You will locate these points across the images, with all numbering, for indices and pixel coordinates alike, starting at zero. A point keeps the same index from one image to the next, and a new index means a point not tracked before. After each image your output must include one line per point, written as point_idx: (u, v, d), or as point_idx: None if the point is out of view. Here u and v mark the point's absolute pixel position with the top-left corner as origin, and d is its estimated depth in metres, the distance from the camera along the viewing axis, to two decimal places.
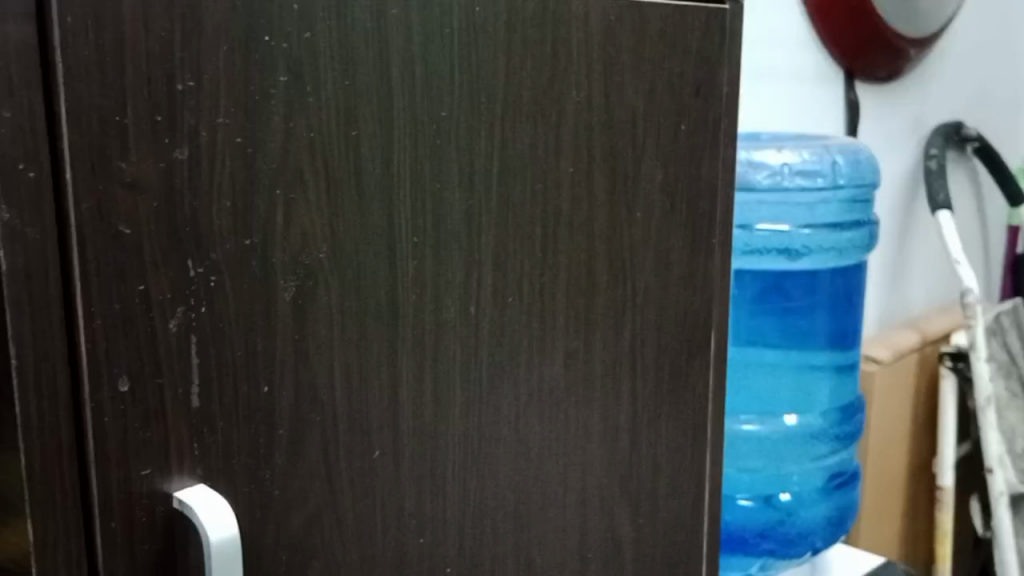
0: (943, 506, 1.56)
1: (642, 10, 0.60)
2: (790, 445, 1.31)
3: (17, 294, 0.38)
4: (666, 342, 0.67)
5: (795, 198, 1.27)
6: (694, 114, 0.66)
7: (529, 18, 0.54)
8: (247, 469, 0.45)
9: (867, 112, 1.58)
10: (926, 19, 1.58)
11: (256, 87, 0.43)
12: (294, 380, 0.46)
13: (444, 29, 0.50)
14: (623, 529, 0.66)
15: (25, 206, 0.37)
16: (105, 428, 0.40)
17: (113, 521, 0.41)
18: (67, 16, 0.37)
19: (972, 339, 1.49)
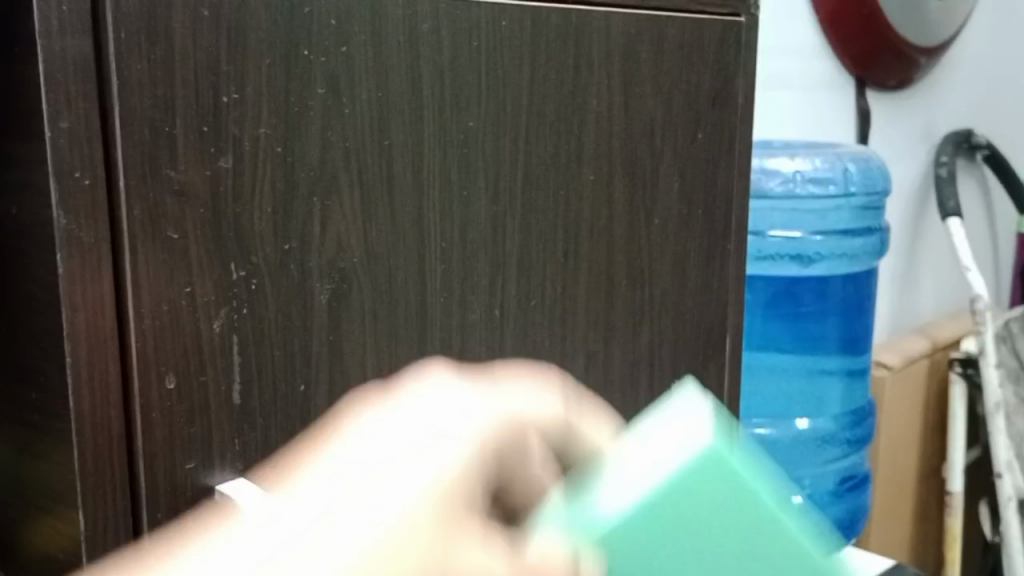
0: (950, 511, 1.56)
1: (661, 23, 0.62)
2: (801, 448, 1.34)
3: (73, 295, 0.40)
4: (683, 346, 0.69)
5: (807, 205, 1.30)
6: (711, 124, 0.67)
7: (553, 31, 0.56)
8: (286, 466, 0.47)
9: (878, 120, 1.60)
10: (937, 28, 1.60)
11: (296, 99, 0.45)
12: (329, 379, 0.48)
13: (472, 42, 0.52)
14: None
15: (81, 212, 0.39)
16: (153, 422, 0.42)
17: (159, 512, 0.43)
18: (121, 31, 0.39)
19: (982, 346, 1.50)
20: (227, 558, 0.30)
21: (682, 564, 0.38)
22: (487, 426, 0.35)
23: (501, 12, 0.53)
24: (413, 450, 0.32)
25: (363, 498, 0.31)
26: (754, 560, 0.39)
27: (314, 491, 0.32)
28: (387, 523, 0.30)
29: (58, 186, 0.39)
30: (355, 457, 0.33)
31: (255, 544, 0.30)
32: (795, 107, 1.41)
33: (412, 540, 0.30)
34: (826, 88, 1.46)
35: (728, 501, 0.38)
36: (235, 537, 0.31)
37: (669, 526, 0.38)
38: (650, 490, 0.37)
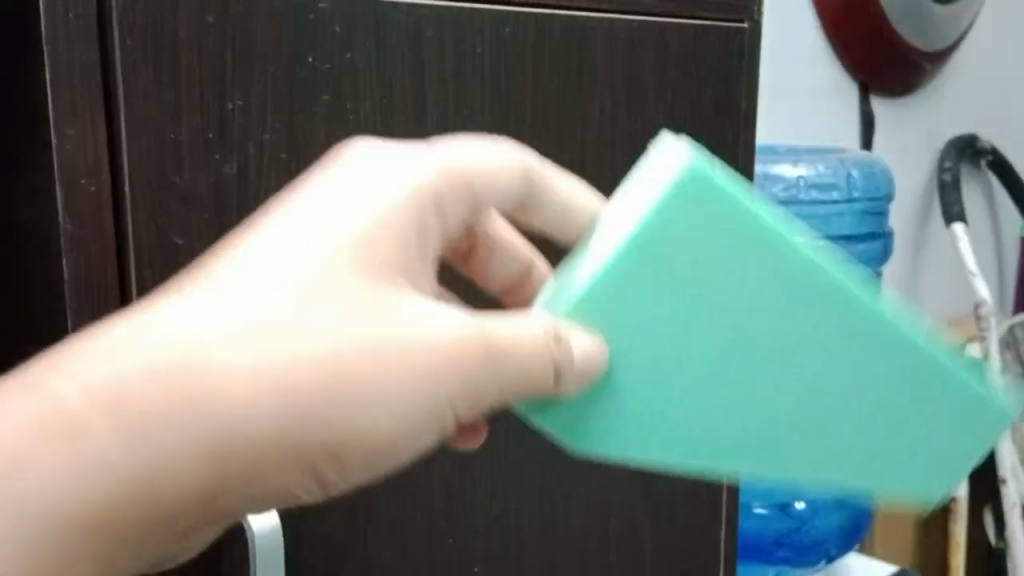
0: (955, 518, 1.55)
1: (663, 30, 0.62)
2: None
3: (78, 300, 0.40)
4: None
5: (810, 210, 1.29)
6: (714, 130, 0.67)
7: (556, 38, 0.56)
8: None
9: (882, 125, 1.60)
10: (942, 33, 1.60)
11: (301, 105, 0.46)
12: None
13: (476, 48, 0.53)
14: (645, 534, 0.67)
15: (87, 218, 0.40)
16: None
17: None
18: (127, 39, 0.40)
19: (986, 351, 1.50)
20: (230, 298, 0.36)
21: (693, 366, 0.41)
22: (446, 184, 0.44)
23: (505, 18, 0.53)
24: (385, 225, 0.41)
25: (342, 260, 0.39)
26: (767, 296, 0.41)
27: (295, 236, 0.39)
28: (368, 290, 0.39)
29: (65, 192, 0.39)
30: (367, 207, 0.41)
31: (251, 294, 0.36)
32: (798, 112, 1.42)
33: (390, 311, 0.38)
34: (830, 93, 1.47)
35: (723, 219, 0.40)
36: (231, 268, 0.37)
37: (675, 283, 0.41)
38: (648, 270, 0.40)
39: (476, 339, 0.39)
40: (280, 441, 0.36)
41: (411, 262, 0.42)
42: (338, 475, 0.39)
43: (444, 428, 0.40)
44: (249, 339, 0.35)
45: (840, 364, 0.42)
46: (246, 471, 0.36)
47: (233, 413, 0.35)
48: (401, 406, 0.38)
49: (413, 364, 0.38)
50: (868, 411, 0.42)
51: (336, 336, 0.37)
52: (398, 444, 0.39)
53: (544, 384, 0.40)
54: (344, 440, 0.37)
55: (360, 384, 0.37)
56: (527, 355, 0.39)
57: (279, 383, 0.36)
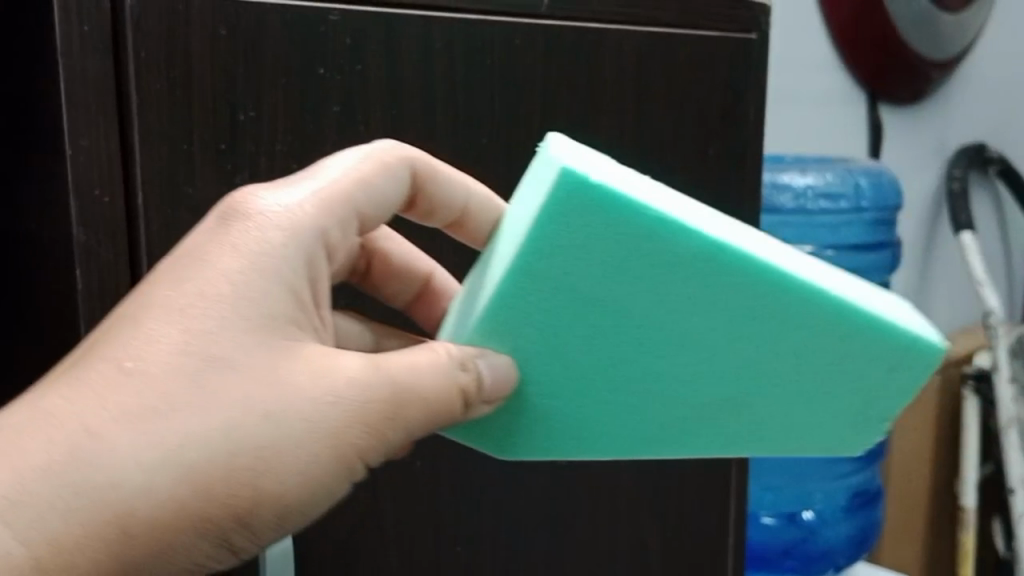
0: (964, 527, 1.55)
1: (672, 41, 0.63)
2: (816, 464, 1.32)
3: (91, 309, 0.41)
4: None
5: (818, 219, 1.29)
6: (722, 140, 0.68)
7: (565, 49, 0.57)
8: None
9: (890, 133, 1.60)
10: (949, 42, 1.60)
11: (312, 116, 0.46)
12: None
13: (485, 60, 0.53)
14: (652, 542, 0.68)
15: (101, 229, 0.40)
16: None
17: None
18: (142, 52, 0.40)
19: (996, 361, 1.49)
20: (128, 386, 0.35)
21: (610, 359, 0.43)
22: (337, 211, 0.43)
23: (514, 30, 0.54)
24: (277, 260, 0.39)
25: (239, 316, 0.38)
26: (670, 296, 0.41)
27: (187, 304, 0.37)
28: (264, 345, 0.38)
29: (78, 204, 0.39)
30: (268, 220, 0.40)
31: (146, 381, 0.35)
32: (806, 120, 1.42)
33: (289, 367, 0.38)
34: (838, 101, 1.47)
35: (608, 230, 0.40)
36: (126, 348, 0.36)
37: (578, 291, 0.41)
38: (545, 283, 0.41)
39: (383, 386, 0.39)
40: (189, 518, 0.36)
41: (309, 305, 0.41)
42: (251, 538, 0.39)
43: (357, 476, 0.40)
44: (150, 427, 0.35)
45: (765, 344, 0.42)
46: (157, 550, 0.36)
47: (133, 505, 0.34)
48: (310, 462, 0.38)
49: (314, 418, 0.38)
50: (790, 385, 0.44)
51: (243, 406, 0.36)
52: (310, 505, 0.39)
53: (452, 408, 0.41)
54: (252, 509, 0.37)
55: (260, 449, 0.36)
56: (431, 391, 0.40)
57: (184, 471, 0.35)
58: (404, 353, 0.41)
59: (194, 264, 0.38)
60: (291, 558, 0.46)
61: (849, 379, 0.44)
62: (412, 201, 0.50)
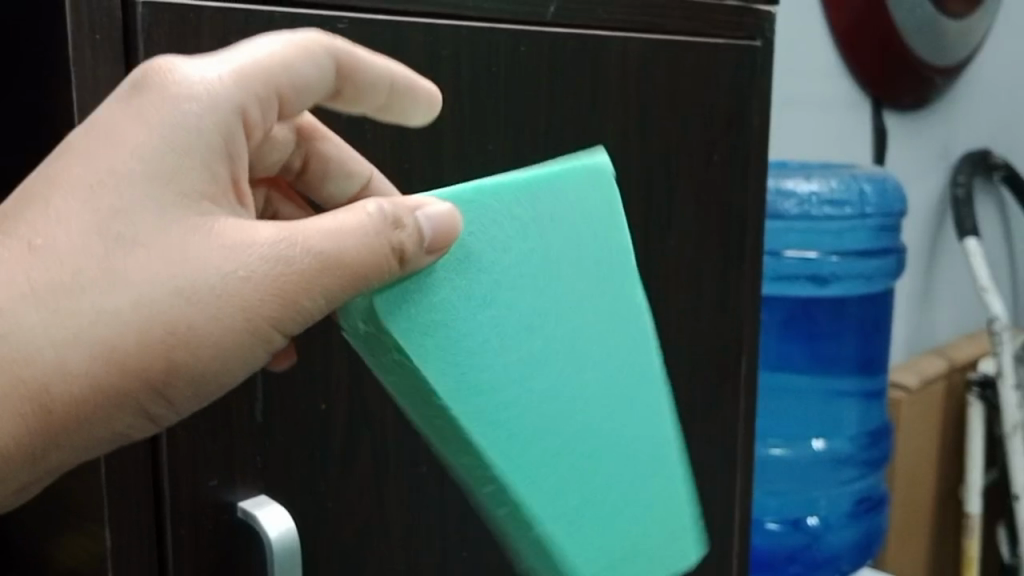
0: (969, 534, 1.54)
1: (676, 49, 0.63)
2: (820, 469, 1.33)
3: None
4: (697, 366, 0.70)
5: (823, 226, 1.29)
6: (726, 146, 0.68)
7: (570, 57, 0.57)
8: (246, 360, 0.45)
9: (895, 140, 1.60)
10: (953, 48, 1.60)
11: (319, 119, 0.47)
12: (347, 398, 0.49)
13: (491, 67, 0.53)
14: None
15: None
16: (178, 439, 0.43)
17: (181, 528, 0.44)
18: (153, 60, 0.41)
19: (1000, 366, 1.49)
20: (37, 262, 0.35)
21: (506, 331, 0.42)
22: (258, 87, 0.39)
23: (520, 38, 0.54)
24: (181, 133, 0.37)
25: (144, 189, 0.37)
26: (592, 313, 0.45)
27: (90, 177, 0.36)
28: (171, 218, 0.37)
29: None
30: (178, 99, 0.37)
31: (55, 258, 0.35)
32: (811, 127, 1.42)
33: (198, 242, 0.37)
34: (842, 108, 1.47)
35: (592, 230, 0.45)
36: (33, 220, 0.36)
37: (532, 243, 0.43)
38: (523, 211, 0.43)
39: (299, 257, 0.38)
40: (108, 389, 0.37)
41: (225, 178, 0.39)
42: (171, 409, 0.39)
43: (276, 342, 0.40)
44: (58, 304, 0.35)
45: (618, 387, 0.46)
46: (74, 418, 0.37)
47: (49, 380, 0.36)
48: (221, 334, 0.38)
49: (222, 290, 0.37)
50: (608, 445, 0.46)
51: (152, 282, 0.36)
52: (223, 374, 0.39)
53: (379, 276, 0.39)
54: (167, 380, 0.38)
55: (171, 323, 0.37)
56: (352, 259, 0.38)
57: (101, 349, 0.36)
58: (325, 220, 0.39)
59: (100, 138, 0.36)
60: (299, 562, 0.45)
61: (618, 504, 0.46)
62: (338, 90, 0.43)
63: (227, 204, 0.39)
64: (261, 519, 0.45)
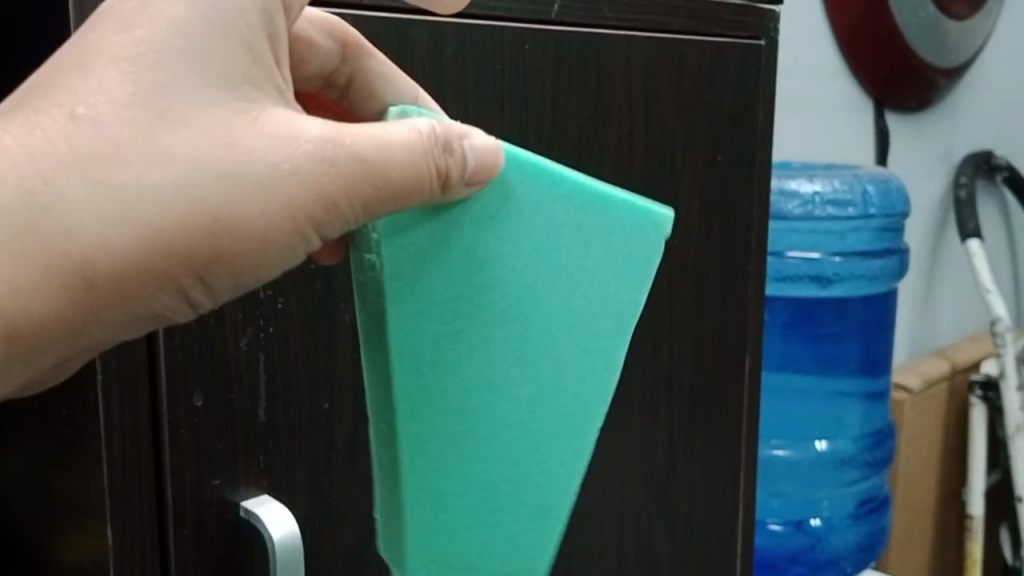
0: (971, 536, 1.54)
1: (680, 46, 0.63)
2: (823, 471, 1.32)
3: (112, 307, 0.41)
4: (701, 366, 0.69)
5: (827, 226, 1.29)
6: (731, 145, 0.68)
7: (575, 54, 0.57)
8: (244, 329, 0.45)
9: (898, 141, 1.60)
10: (956, 49, 1.60)
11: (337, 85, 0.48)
12: (351, 397, 0.49)
13: (496, 65, 0.53)
14: (659, 545, 0.68)
15: None
16: (181, 439, 0.43)
17: (185, 528, 0.44)
18: None
19: (1003, 368, 1.48)
20: (79, 131, 0.33)
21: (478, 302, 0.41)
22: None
23: (524, 36, 0.54)
24: (218, 3, 0.36)
25: (183, 61, 0.35)
26: (579, 326, 0.44)
27: (129, 45, 0.34)
28: (211, 95, 0.35)
29: None
30: None
31: (96, 127, 0.34)
32: (813, 127, 1.42)
33: (242, 128, 0.35)
34: (846, 108, 1.47)
35: (615, 267, 0.44)
36: (72, 92, 0.34)
37: (558, 238, 0.42)
38: (562, 210, 0.42)
39: (344, 159, 0.36)
40: (146, 267, 0.35)
41: (268, 64, 0.37)
42: (209, 296, 0.37)
43: (310, 246, 0.38)
44: (100, 175, 0.33)
45: (574, 397, 0.44)
46: (114, 294, 0.35)
47: (91, 256, 0.34)
48: (264, 228, 0.36)
49: (267, 183, 0.35)
50: (522, 452, 0.43)
51: (198, 164, 0.34)
52: (265, 264, 0.37)
53: (424, 191, 0.38)
54: (210, 266, 0.36)
55: (217, 211, 0.35)
56: (396, 167, 0.37)
57: (148, 228, 0.34)
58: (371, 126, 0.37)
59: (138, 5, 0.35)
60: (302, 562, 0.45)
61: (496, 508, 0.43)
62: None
63: (270, 88, 0.37)
64: (263, 519, 0.45)
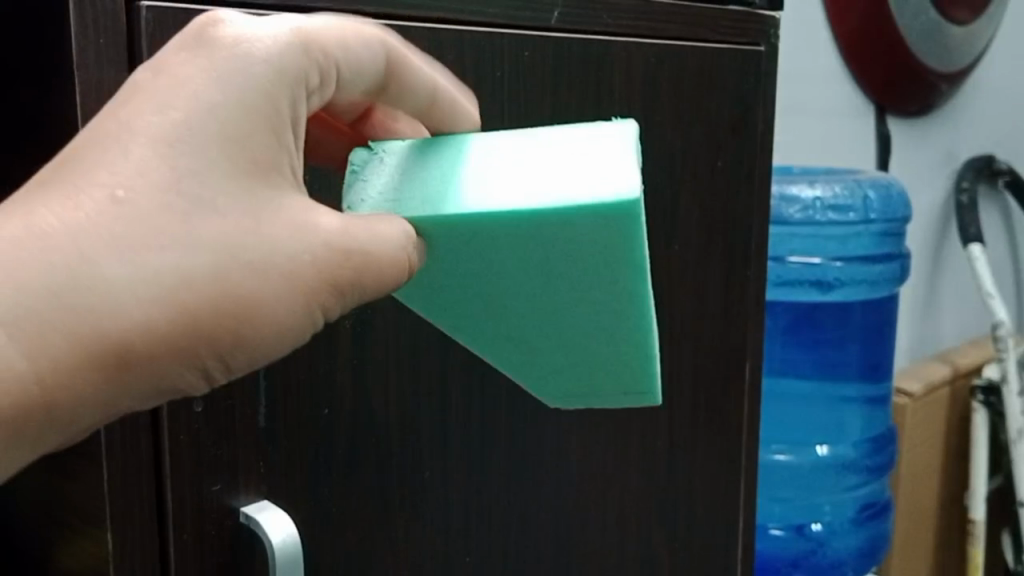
0: (973, 540, 1.54)
1: (680, 53, 0.63)
2: (823, 476, 1.32)
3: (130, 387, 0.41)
4: (701, 371, 0.69)
5: (828, 231, 1.29)
6: (731, 151, 0.68)
7: (573, 62, 0.57)
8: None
9: (899, 145, 1.60)
10: (957, 52, 1.60)
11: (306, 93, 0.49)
12: (350, 404, 0.49)
13: (497, 71, 0.53)
14: (659, 550, 0.68)
15: None
16: (181, 445, 0.43)
17: (185, 534, 0.44)
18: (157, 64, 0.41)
19: (1005, 372, 1.48)
20: (105, 185, 0.34)
21: (484, 284, 0.40)
22: (321, 53, 0.38)
23: (525, 42, 0.54)
24: (252, 92, 0.36)
25: (217, 150, 0.35)
26: (585, 295, 0.39)
27: (158, 127, 0.35)
28: (238, 177, 0.36)
29: None
30: (245, 50, 0.36)
31: (118, 156, 0.34)
32: (813, 134, 1.42)
33: (270, 217, 0.36)
34: (847, 113, 1.47)
35: (606, 246, 0.36)
36: (110, 169, 0.34)
37: (523, 241, 0.37)
38: (518, 233, 0.36)
39: (353, 252, 0.37)
40: (176, 347, 0.35)
41: (288, 147, 0.38)
42: (227, 371, 0.37)
43: (317, 325, 0.38)
44: (136, 257, 0.33)
45: (618, 343, 0.41)
46: (141, 374, 0.35)
47: (130, 335, 0.34)
48: (285, 314, 0.37)
49: (289, 271, 0.36)
50: (580, 357, 0.43)
51: (227, 251, 0.35)
52: (279, 344, 0.38)
53: (400, 280, 0.38)
54: (235, 348, 0.36)
55: (248, 298, 0.35)
56: (386, 262, 0.37)
57: (184, 312, 0.34)
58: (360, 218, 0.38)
59: (173, 84, 0.35)
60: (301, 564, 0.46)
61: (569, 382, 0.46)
62: (381, 87, 0.43)
63: (289, 172, 0.38)
64: (263, 526, 0.45)
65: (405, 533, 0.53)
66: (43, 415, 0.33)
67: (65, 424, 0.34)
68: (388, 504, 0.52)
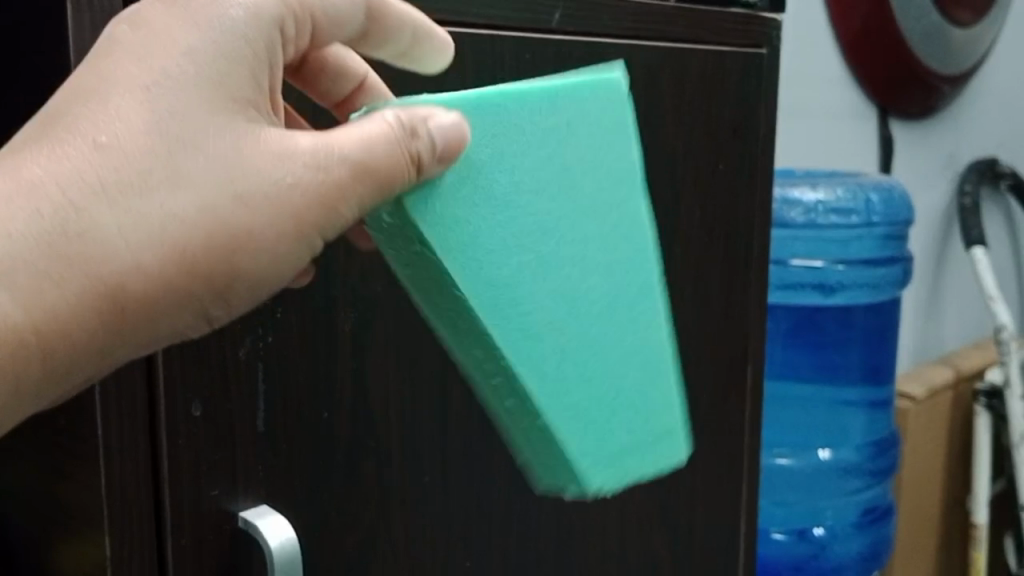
0: (976, 544, 1.53)
1: (681, 55, 0.63)
2: (826, 480, 1.32)
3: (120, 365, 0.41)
4: (702, 375, 0.69)
5: (829, 235, 1.28)
6: (732, 154, 0.68)
7: (574, 64, 0.57)
8: (242, 339, 0.45)
9: (901, 148, 1.59)
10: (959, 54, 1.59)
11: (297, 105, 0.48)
12: (349, 406, 0.49)
13: (497, 75, 0.53)
14: (660, 555, 0.68)
15: None
16: (179, 450, 0.43)
17: (183, 539, 0.44)
18: None
19: (1007, 376, 1.47)
20: (102, 157, 0.34)
21: (521, 237, 0.42)
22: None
23: (526, 45, 0.54)
24: (229, 37, 0.37)
25: (195, 91, 0.36)
26: (605, 241, 0.44)
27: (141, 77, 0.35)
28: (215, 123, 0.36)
29: None
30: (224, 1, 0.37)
31: (118, 152, 0.34)
32: (815, 136, 1.42)
33: (250, 146, 0.36)
34: (850, 116, 1.47)
35: (615, 182, 0.45)
36: (92, 118, 0.34)
37: (542, 143, 0.42)
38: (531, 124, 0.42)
39: (337, 166, 0.37)
40: (173, 285, 0.36)
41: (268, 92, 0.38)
42: (227, 311, 0.39)
43: (316, 247, 0.39)
44: (122, 202, 0.34)
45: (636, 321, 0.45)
46: (140, 320, 0.36)
47: (125, 277, 0.35)
48: (276, 241, 0.37)
49: (276, 198, 0.37)
50: (613, 346, 0.45)
51: (213, 189, 0.36)
52: (274, 276, 0.39)
53: (406, 175, 0.38)
54: (229, 284, 0.37)
55: (240, 232, 0.36)
56: (380, 163, 0.37)
57: (177, 251, 0.36)
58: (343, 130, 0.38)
59: (155, 40, 0.36)
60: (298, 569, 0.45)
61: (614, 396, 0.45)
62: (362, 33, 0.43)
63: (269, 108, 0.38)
64: (263, 526, 0.45)
65: (404, 537, 0.52)
66: (41, 366, 0.35)
67: (69, 374, 0.36)
68: (388, 508, 0.51)
